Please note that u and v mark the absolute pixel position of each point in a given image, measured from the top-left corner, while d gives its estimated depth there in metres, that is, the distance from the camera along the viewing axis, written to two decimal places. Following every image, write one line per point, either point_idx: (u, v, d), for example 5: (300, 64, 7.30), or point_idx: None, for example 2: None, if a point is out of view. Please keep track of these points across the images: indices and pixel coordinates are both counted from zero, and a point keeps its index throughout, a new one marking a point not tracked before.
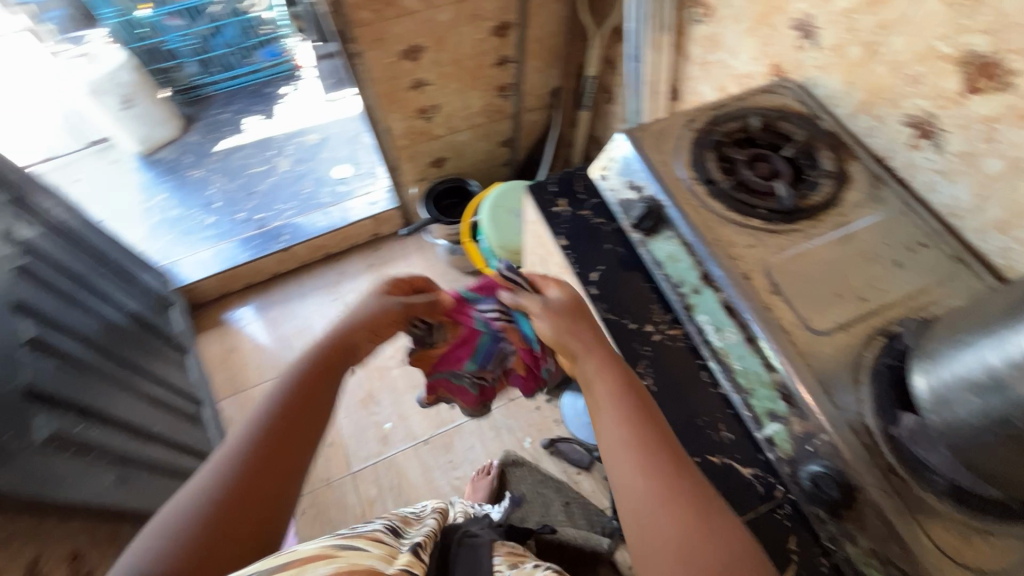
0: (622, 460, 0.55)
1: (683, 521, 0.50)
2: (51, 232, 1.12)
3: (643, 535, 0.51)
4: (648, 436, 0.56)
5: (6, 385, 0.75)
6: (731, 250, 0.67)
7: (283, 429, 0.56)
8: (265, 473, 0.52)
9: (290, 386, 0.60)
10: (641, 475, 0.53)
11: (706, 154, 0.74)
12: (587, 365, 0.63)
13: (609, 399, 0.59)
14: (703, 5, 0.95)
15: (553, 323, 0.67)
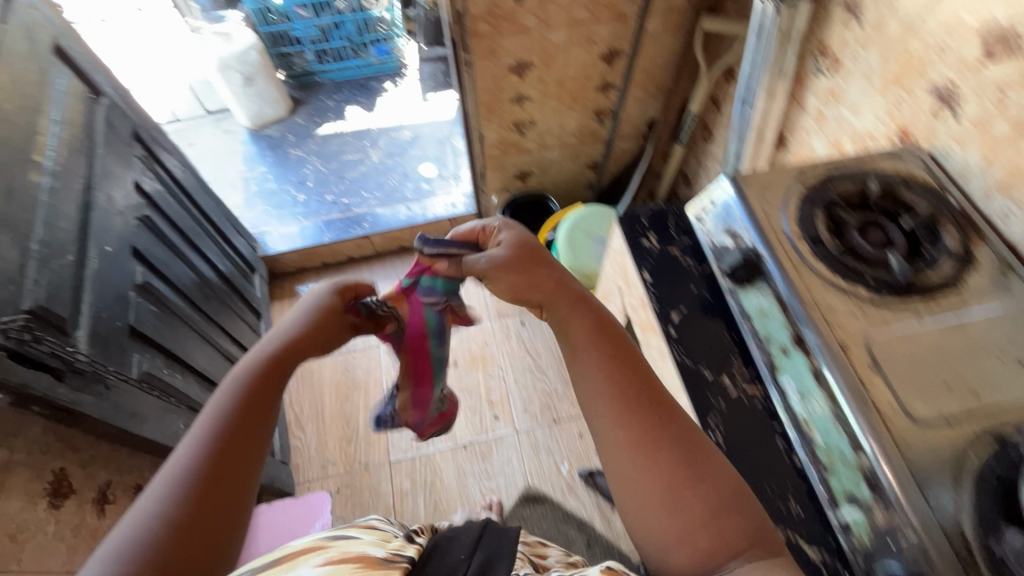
0: (600, 406, 0.54)
1: (671, 471, 0.50)
2: (171, 190, 1.22)
3: (630, 487, 0.51)
4: (628, 384, 0.55)
5: (115, 323, 0.82)
6: (830, 316, 0.63)
7: (263, 396, 0.56)
8: (251, 433, 0.52)
9: (259, 359, 0.59)
10: (625, 422, 0.52)
11: (814, 212, 0.71)
12: (558, 310, 0.61)
13: (584, 347, 0.58)
14: (829, 58, 0.92)
15: (507, 278, 0.63)
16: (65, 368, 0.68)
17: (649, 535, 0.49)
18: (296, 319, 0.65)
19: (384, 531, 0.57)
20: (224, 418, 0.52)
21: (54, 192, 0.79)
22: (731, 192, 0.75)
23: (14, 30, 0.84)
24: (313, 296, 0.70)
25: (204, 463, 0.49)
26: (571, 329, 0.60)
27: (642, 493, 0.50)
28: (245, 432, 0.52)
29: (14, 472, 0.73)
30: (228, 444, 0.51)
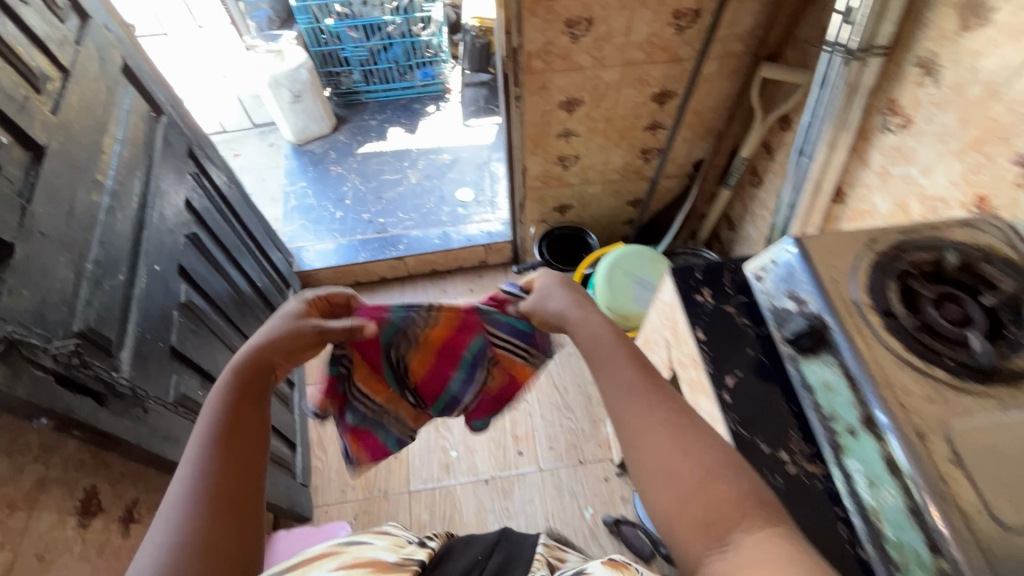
0: (615, 401, 0.61)
1: (671, 451, 0.54)
2: (219, 207, 1.24)
3: (641, 471, 0.55)
4: (637, 378, 0.62)
5: (158, 343, 0.82)
6: (904, 399, 0.59)
7: (252, 396, 0.61)
8: (247, 426, 0.58)
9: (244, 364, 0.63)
10: (632, 411, 0.59)
11: (885, 281, 0.67)
12: (589, 329, 0.69)
13: (599, 355, 0.66)
14: (898, 115, 0.88)
15: (561, 300, 0.75)
16: (107, 393, 0.68)
17: (662, 516, 0.53)
18: (272, 325, 0.68)
19: (394, 538, 0.60)
20: (222, 418, 0.57)
21: (112, 210, 0.80)
22: (796, 255, 0.72)
23: (88, 51, 0.86)
24: (288, 305, 0.72)
25: (211, 457, 0.54)
26: (592, 341, 0.68)
27: (648, 473, 0.54)
28: (242, 428, 0.57)
29: (47, 490, 0.73)
30: (231, 438, 0.56)
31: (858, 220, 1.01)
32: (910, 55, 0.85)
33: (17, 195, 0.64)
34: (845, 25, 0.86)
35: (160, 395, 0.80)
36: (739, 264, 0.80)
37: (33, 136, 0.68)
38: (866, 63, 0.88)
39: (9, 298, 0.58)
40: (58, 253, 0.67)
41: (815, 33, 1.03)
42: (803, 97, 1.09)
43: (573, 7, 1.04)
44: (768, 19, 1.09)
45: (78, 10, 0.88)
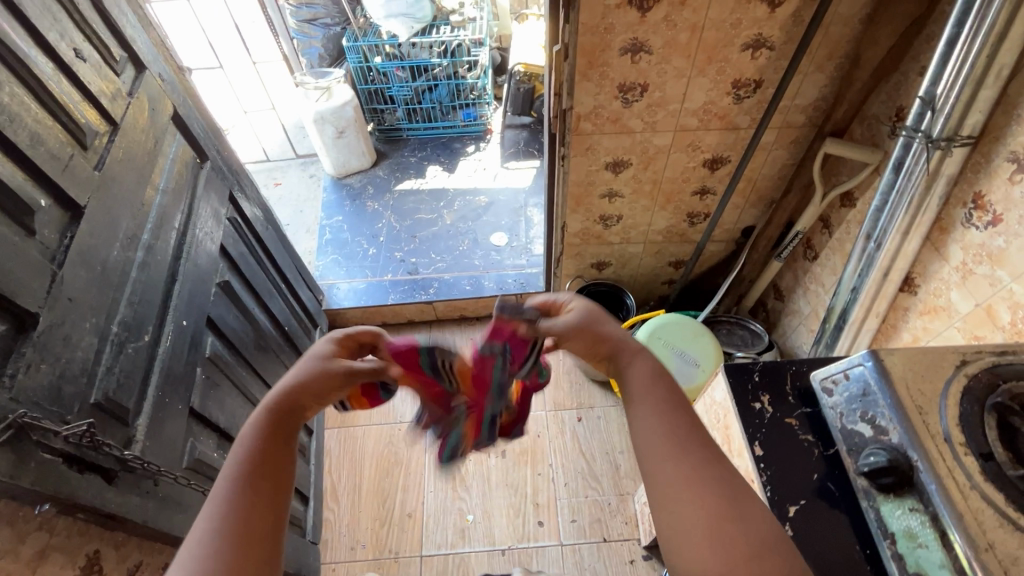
0: (651, 445, 0.56)
1: (716, 507, 0.51)
2: (254, 249, 1.22)
3: (677, 517, 0.51)
4: (679, 429, 0.57)
5: (175, 408, 0.79)
6: (1011, 569, 0.50)
7: (279, 447, 0.55)
8: (271, 485, 0.52)
9: (268, 414, 0.57)
10: (674, 461, 0.54)
11: (980, 415, 0.59)
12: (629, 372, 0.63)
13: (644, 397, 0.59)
14: (985, 210, 0.80)
15: (580, 336, 0.66)
16: (118, 469, 0.64)
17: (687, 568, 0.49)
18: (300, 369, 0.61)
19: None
20: (245, 478, 0.51)
21: (144, 266, 0.78)
22: (871, 369, 0.64)
23: (139, 102, 0.85)
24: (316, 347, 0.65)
25: (232, 521, 0.48)
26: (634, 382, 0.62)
27: (693, 533, 0.50)
28: (269, 489, 0.52)
29: (48, 560, 0.69)
30: (255, 500, 0.50)
31: (931, 314, 0.92)
32: (1002, 147, 0.77)
33: (49, 260, 0.62)
34: (928, 111, 0.80)
35: (171, 465, 0.76)
36: (803, 367, 0.73)
37: (72, 197, 0.66)
38: (950, 152, 0.80)
39: (24, 375, 0.55)
40: (84, 318, 0.64)
41: (888, 111, 0.96)
42: (869, 176, 1.02)
43: (628, 72, 1.00)
44: (834, 93, 1.03)
45: (134, 61, 0.88)
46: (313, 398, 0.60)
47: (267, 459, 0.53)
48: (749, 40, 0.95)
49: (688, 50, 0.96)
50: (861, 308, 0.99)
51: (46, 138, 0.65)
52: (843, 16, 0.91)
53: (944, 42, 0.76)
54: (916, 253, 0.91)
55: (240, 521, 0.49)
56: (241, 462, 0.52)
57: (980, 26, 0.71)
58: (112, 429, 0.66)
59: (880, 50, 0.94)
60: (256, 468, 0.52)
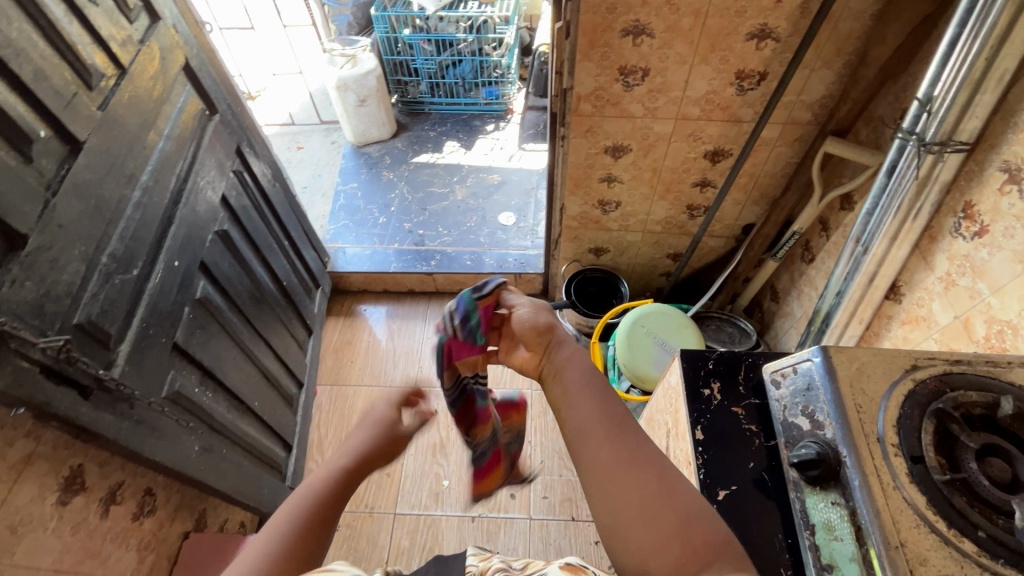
0: (583, 436, 0.54)
1: (649, 486, 0.49)
2: (258, 205, 1.27)
3: (616, 504, 0.49)
4: (615, 422, 0.54)
5: (158, 340, 0.84)
6: (918, 568, 0.50)
7: (333, 510, 0.53)
8: (320, 539, 0.50)
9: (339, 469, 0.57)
10: (609, 446, 0.52)
11: (920, 420, 0.58)
12: (560, 352, 0.63)
13: (575, 384, 0.58)
14: (973, 221, 0.79)
15: (530, 327, 0.66)
16: (94, 386, 0.70)
17: (633, 556, 0.47)
18: (369, 426, 0.65)
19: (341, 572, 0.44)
20: (303, 526, 0.50)
21: (140, 205, 0.82)
22: (819, 365, 0.63)
23: (150, 51, 0.89)
24: (381, 409, 0.68)
25: (292, 560, 0.47)
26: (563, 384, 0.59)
27: (632, 511, 0.48)
28: (314, 543, 0.49)
29: (32, 465, 0.76)
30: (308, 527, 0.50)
31: (912, 324, 0.90)
32: (996, 156, 0.75)
33: (44, 188, 0.67)
34: (924, 113, 0.77)
35: (149, 393, 0.81)
36: (758, 360, 0.73)
37: (72, 132, 0.71)
38: (943, 159, 0.77)
39: (10, 290, 0.60)
40: (74, 245, 0.69)
41: (893, 113, 0.93)
42: (868, 179, 1.00)
43: (629, 55, 1.00)
44: (840, 91, 1.01)
45: (149, 11, 0.92)
46: (371, 465, 0.61)
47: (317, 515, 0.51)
48: (754, 29, 0.93)
49: (691, 36, 0.95)
50: (845, 312, 0.97)
51: (51, 74, 0.69)
52: (853, 10, 0.88)
53: (946, 42, 0.73)
54: (903, 260, 0.89)
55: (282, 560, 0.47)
56: (293, 515, 0.51)
57: (981, 27, 0.68)
58: (94, 351, 0.71)
59: (888, 49, 0.91)
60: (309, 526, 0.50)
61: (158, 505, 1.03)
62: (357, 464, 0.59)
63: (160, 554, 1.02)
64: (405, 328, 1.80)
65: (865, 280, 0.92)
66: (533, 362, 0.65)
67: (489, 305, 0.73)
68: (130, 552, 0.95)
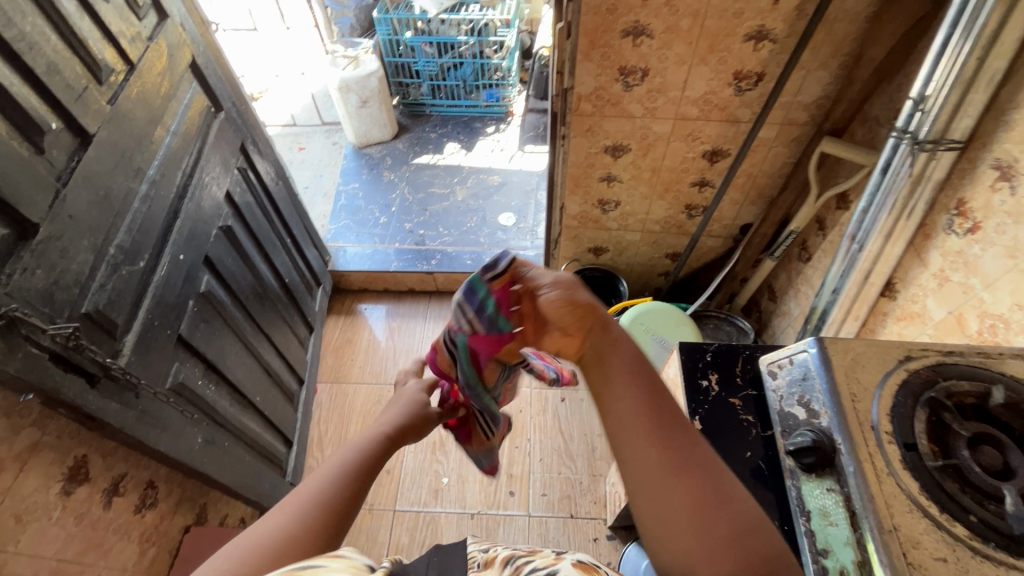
0: (630, 434, 0.48)
1: (701, 495, 0.45)
2: (262, 203, 1.28)
3: (663, 511, 0.45)
4: (665, 421, 0.49)
5: (163, 332, 0.85)
6: (911, 551, 0.51)
7: (372, 469, 0.58)
8: (370, 476, 0.57)
9: (361, 450, 0.59)
10: (656, 449, 0.47)
11: (913, 408, 0.60)
12: (604, 335, 0.54)
13: (622, 373, 0.51)
14: (966, 217, 0.80)
15: (559, 303, 0.55)
16: (101, 374, 0.71)
17: (675, 566, 0.43)
18: (403, 404, 0.74)
19: (351, 561, 0.42)
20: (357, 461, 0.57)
21: (147, 198, 0.84)
22: (815, 356, 0.65)
23: (158, 47, 0.91)
24: (410, 392, 0.79)
25: (350, 485, 0.54)
26: (610, 374, 0.52)
27: (681, 519, 0.44)
28: (364, 476, 0.56)
29: (37, 455, 0.76)
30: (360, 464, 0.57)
31: (907, 320, 0.91)
32: (987, 154, 0.77)
33: (55, 179, 0.68)
34: (917, 112, 0.79)
35: (154, 384, 0.82)
36: (755, 352, 0.75)
37: (83, 125, 0.72)
38: (936, 156, 0.79)
39: (21, 277, 0.61)
40: (83, 236, 0.71)
41: (889, 113, 0.95)
42: (864, 178, 1.02)
43: (629, 56, 1.01)
44: (836, 92, 1.03)
45: (157, 9, 0.94)
46: (407, 432, 0.70)
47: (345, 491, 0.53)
48: (752, 31, 0.95)
49: (690, 37, 0.97)
50: (841, 309, 0.98)
51: (63, 68, 0.70)
52: (848, 13, 0.90)
53: (938, 43, 0.75)
54: (898, 257, 0.91)
55: (343, 484, 0.53)
56: (320, 492, 0.52)
57: (972, 27, 0.70)
58: (100, 340, 0.72)
59: (883, 50, 0.93)
60: (336, 501, 0.51)
61: (159, 498, 1.03)
62: (397, 430, 0.67)
63: (161, 547, 1.03)
64: (405, 326, 1.82)
65: (860, 277, 0.94)
66: (568, 347, 0.55)
67: (504, 286, 0.65)
68: (132, 544, 0.95)
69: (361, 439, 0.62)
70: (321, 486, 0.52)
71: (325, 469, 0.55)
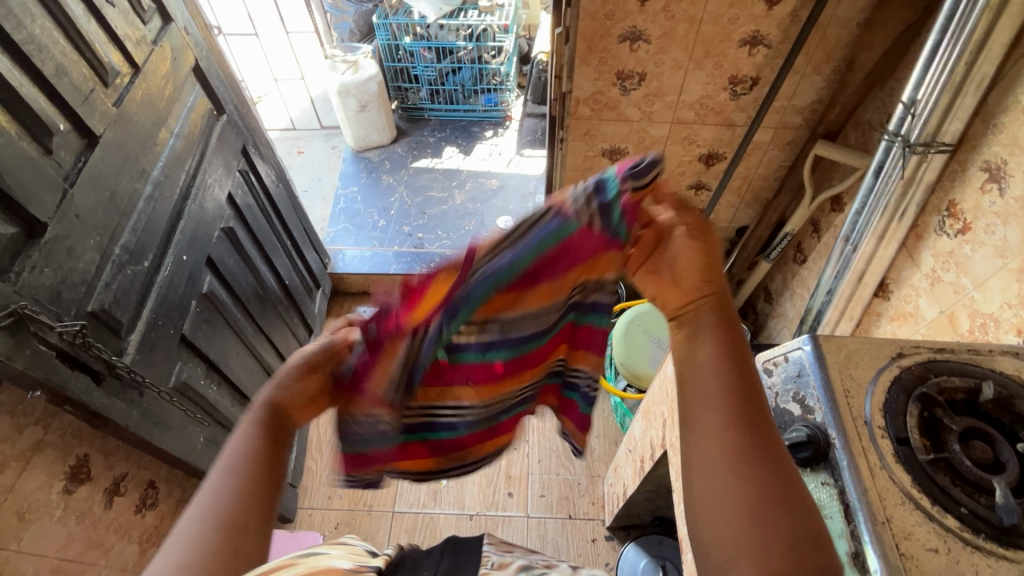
0: (705, 414, 0.48)
1: (766, 490, 0.43)
2: (262, 205, 1.29)
3: (717, 493, 0.44)
4: (745, 405, 0.48)
5: (167, 332, 0.86)
6: (904, 542, 0.52)
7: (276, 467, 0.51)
8: (274, 477, 0.50)
9: (254, 440, 0.51)
10: (733, 430, 0.46)
11: (905, 404, 0.61)
12: (704, 316, 0.53)
13: (712, 358, 0.50)
14: (957, 218, 0.82)
15: (691, 254, 0.54)
16: (106, 372, 0.72)
17: (715, 546, 0.43)
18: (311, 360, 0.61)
19: (351, 548, 0.59)
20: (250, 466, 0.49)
21: (151, 200, 0.84)
22: (809, 353, 0.66)
23: (162, 51, 0.92)
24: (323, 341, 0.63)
25: (248, 498, 0.47)
26: (695, 354, 0.52)
27: (732, 505, 0.43)
28: (268, 478, 0.50)
29: (41, 453, 0.76)
30: (255, 471, 0.49)
31: (900, 320, 0.93)
32: (976, 157, 0.79)
33: (62, 178, 0.69)
34: (908, 115, 0.80)
35: (158, 383, 0.83)
36: (750, 351, 0.75)
37: (89, 126, 0.73)
38: (928, 158, 0.81)
39: (30, 275, 0.63)
40: (89, 235, 0.72)
41: (880, 117, 0.97)
42: (857, 180, 1.03)
43: (627, 60, 1.03)
44: (829, 96, 1.05)
45: (161, 13, 0.95)
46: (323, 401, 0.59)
47: (244, 503, 0.47)
48: (747, 36, 0.97)
49: (686, 42, 0.99)
50: (835, 310, 0.99)
51: (70, 71, 0.71)
52: (841, 19, 0.92)
53: (928, 48, 0.77)
54: (891, 258, 0.92)
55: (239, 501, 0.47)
56: (210, 509, 0.46)
57: (961, 32, 0.72)
58: (105, 338, 0.73)
59: (875, 55, 0.95)
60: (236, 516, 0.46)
61: (160, 498, 1.03)
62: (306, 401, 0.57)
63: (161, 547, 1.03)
64: None
65: (854, 278, 0.95)
66: (669, 302, 0.55)
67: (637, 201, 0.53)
68: (132, 544, 0.96)
69: (256, 423, 0.52)
70: (212, 503, 0.46)
71: (217, 476, 0.48)
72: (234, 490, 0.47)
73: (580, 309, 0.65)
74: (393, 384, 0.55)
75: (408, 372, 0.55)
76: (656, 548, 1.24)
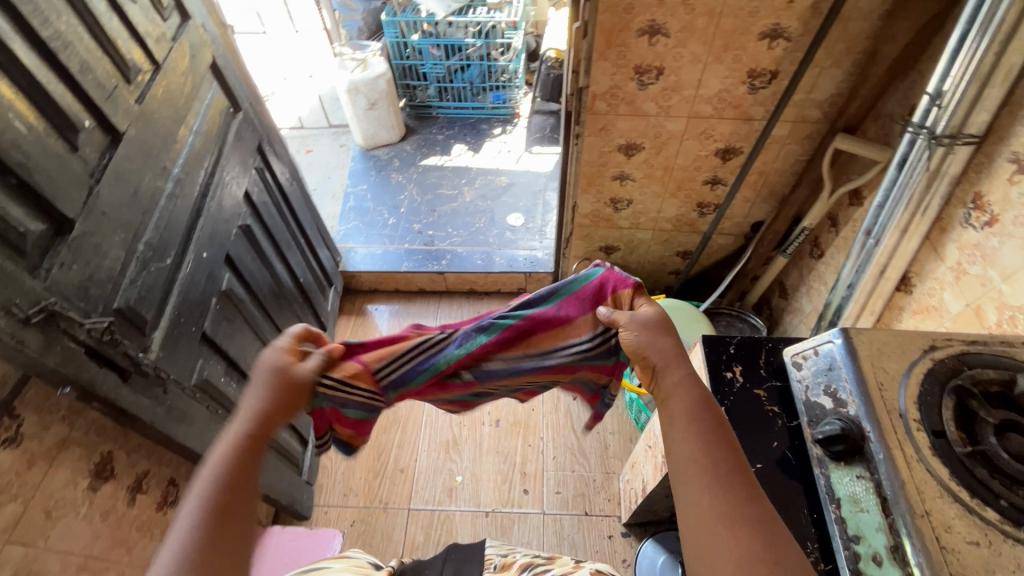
0: (687, 476, 0.55)
1: (749, 541, 0.50)
2: (278, 203, 1.29)
3: (710, 551, 0.50)
4: (722, 464, 0.55)
5: (189, 329, 0.86)
6: (943, 535, 0.52)
7: (242, 499, 0.55)
8: (241, 509, 0.54)
9: (214, 491, 0.54)
10: (711, 496, 0.53)
11: (939, 396, 0.60)
12: (667, 377, 0.64)
13: (684, 420, 0.59)
14: (983, 211, 0.81)
15: (638, 333, 0.69)
16: (132, 369, 0.72)
17: None
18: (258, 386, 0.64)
19: (353, 561, 0.59)
20: (212, 509, 0.53)
21: (172, 197, 0.84)
22: (840, 345, 0.66)
23: (181, 47, 0.92)
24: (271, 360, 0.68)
25: (217, 539, 0.51)
26: (681, 415, 0.60)
27: (720, 555, 0.49)
28: (235, 514, 0.53)
29: (66, 450, 0.76)
30: (225, 512, 0.53)
31: (923, 314, 0.93)
32: (1004, 148, 0.78)
33: (88, 175, 0.69)
34: (933, 107, 0.80)
35: (181, 382, 0.83)
36: (777, 344, 0.74)
37: (113, 123, 0.73)
38: (953, 151, 0.80)
39: (58, 272, 0.63)
40: (115, 232, 0.72)
41: (902, 109, 0.97)
42: (877, 174, 1.03)
43: (644, 54, 1.02)
44: (850, 88, 1.04)
45: (180, 9, 0.95)
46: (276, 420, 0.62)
47: (215, 560, 0.50)
48: (767, 29, 0.96)
49: (705, 36, 0.98)
50: (856, 304, 0.99)
51: (94, 67, 0.71)
52: (862, 11, 0.91)
53: (955, 39, 0.76)
54: (914, 252, 0.92)
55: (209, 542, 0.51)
56: (174, 572, 0.48)
57: (988, 25, 0.71)
58: (131, 335, 0.74)
59: (898, 47, 0.95)
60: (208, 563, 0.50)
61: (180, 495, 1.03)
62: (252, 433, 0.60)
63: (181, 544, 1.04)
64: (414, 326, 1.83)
65: (876, 272, 0.95)
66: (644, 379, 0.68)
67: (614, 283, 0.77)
68: (154, 541, 0.96)
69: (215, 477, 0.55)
70: (174, 562, 0.49)
71: (173, 543, 0.50)
72: (200, 543, 0.50)
73: (612, 351, 0.79)
74: (395, 376, 0.77)
75: (413, 363, 0.77)
76: (674, 545, 1.24)
